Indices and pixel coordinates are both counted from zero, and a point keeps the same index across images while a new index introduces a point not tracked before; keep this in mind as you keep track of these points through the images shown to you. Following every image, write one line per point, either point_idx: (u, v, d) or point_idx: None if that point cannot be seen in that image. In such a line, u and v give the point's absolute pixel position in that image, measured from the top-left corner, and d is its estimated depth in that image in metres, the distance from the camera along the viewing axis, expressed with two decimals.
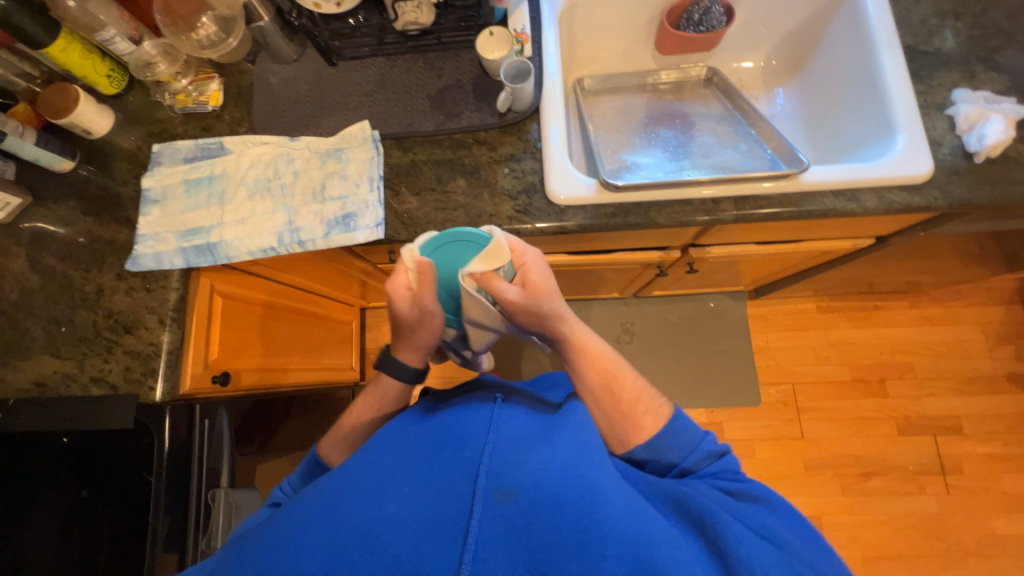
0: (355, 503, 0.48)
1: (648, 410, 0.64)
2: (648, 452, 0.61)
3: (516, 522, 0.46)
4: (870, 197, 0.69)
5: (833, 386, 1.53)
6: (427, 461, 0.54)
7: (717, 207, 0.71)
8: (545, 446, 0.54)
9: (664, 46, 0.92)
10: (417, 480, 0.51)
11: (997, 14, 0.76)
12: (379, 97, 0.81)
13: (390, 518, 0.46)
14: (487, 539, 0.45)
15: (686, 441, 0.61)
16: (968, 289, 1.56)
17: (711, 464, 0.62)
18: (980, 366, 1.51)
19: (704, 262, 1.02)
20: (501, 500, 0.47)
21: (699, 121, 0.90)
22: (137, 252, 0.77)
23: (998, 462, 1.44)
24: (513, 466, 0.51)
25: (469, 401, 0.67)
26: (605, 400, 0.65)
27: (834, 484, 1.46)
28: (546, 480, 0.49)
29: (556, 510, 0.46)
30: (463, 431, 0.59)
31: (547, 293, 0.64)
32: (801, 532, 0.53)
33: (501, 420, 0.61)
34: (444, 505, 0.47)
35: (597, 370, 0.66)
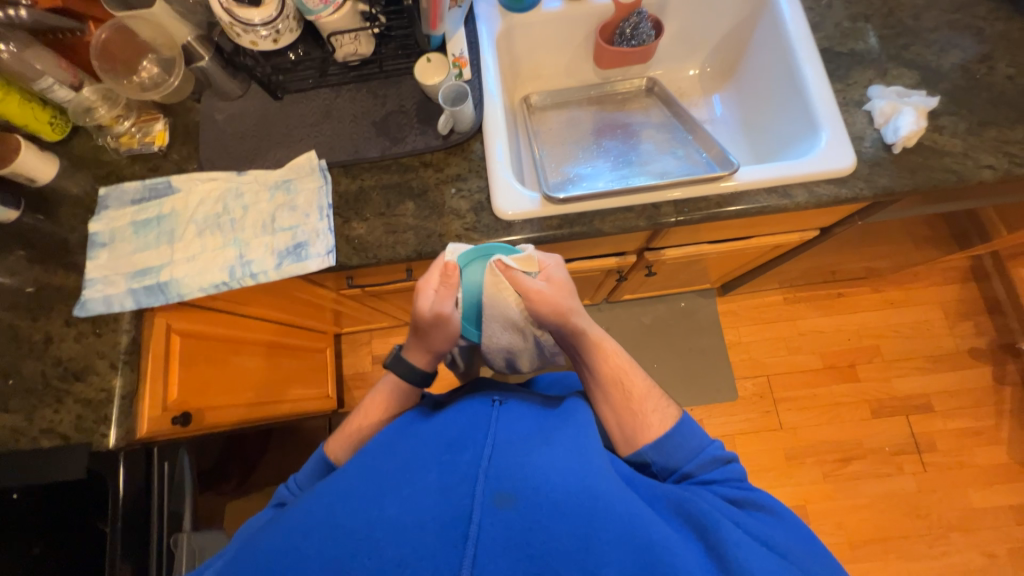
0: (356, 508, 0.49)
1: (657, 408, 0.66)
2: (654, 452, 0.63)
3: (516, 526, 0.46)
4: (800, 192, 0.72)
5: (806, 375, 1.56)
6: (426, 462, 0.54)
7: (657, 212, 0.73)
8: (544, 450, 0.55)
9: (601, 63, 0.95)
10: (417, 483, 0.51)
11: (904, 14, 0.81)
12: (325, 127, 0.82)
13: (392, 521, 0.47)
14: (487, 542, 0.45)
15: (690, 442, 0.63)
16: (925, 270, 1.62)
17: (716, 470, 0.62)
18: (944, 344, 1.56)
19: (662, 265, 1.05)
20: (502, 504, 0.48)
21: (641, 129, 0.93)
22: (86, 297, 0.76)
23: (970, 436, 1.48)
24: (514, 469, 0.52)
25: (466, 402, 0.68)
26: (617, 397, 0.66)
27: (815, 472, 1.48)
28: (546, 484, 0.50)
29: (557, 514, 0.47)
30: (462, 433, 0.59)
31: (568, 292, 0.66)
32: (803, 543, 0.55)
33: (500, 420, 0.61)
34: (445, 506, 0.48)
35: (609, 366, 0.68)
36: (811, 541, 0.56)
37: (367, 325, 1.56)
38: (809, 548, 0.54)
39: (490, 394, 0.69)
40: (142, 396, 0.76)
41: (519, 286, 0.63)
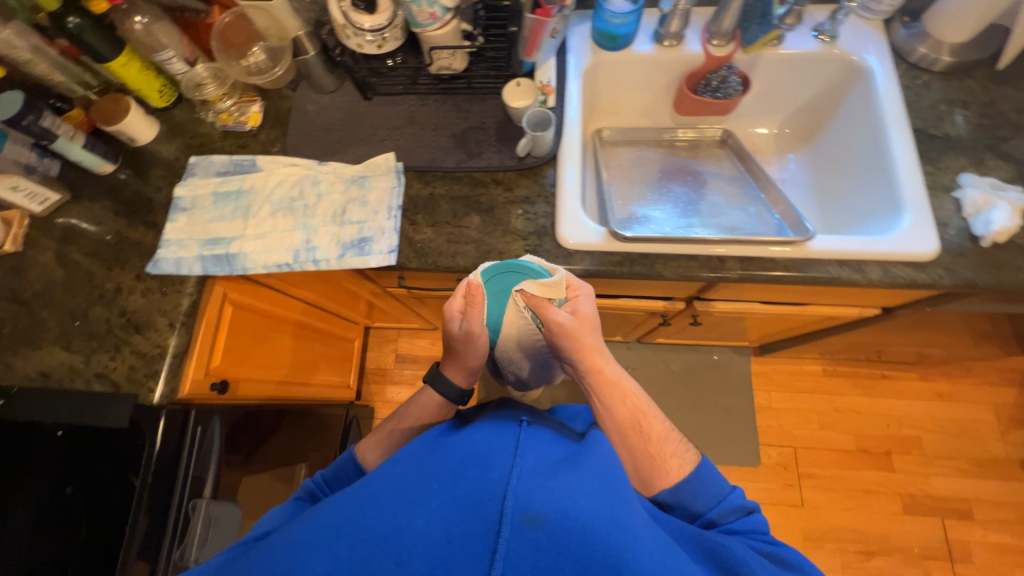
0: (379, 513, 0.46)
1: (676, 453, 0.65)
2: (673, 498, 0.62)
3: (545, 551, 0.42)
4: (875, 269, 0.70)
5: (836, 454, 1.48)
6: (450, 472, 0.51)
7: (722, 265, 0.72)
8: (575, 474, 0.50)
9: (681, 108, 0.96)
10: (441, 495, 0.47)
11: (1006, 106, 0.79)
12: (406, 131, 0.85)
13: (417, 535, 0.44)
14: (514, 567, 0.41)
15: (715, 491, 0.62)
16: (979, 366, 1.53)
17: (738, 520, 0.61)
18: (992, 449, 1.46)
19: (708, 316, 1.03)
20: (531, 527, 0.44)
21: (711, 179, 0.93)
22: (160, 256, 0.81)
23: (1011, 554, 1.37)
24: (544, 489, 0.47)
25: (499, 417, 0.64)
26: (633, 440, 0.64)
27: (833, 560, 1.39)
28: (580, 511, 0.45)
29: (589, 544, 0.42)
30: (487, 445, 0.55)
31: (592, 326, 0.66)
32: None
33: (528, 437, 0.57)
34: (470, 523, 0.44)
35: (626, 408, 0.66)
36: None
37: (397, 323, 1.58)
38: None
39: (518, 414, 0.65)
40: (190, 358, 0.79)
41: (542, 313, 0.63)
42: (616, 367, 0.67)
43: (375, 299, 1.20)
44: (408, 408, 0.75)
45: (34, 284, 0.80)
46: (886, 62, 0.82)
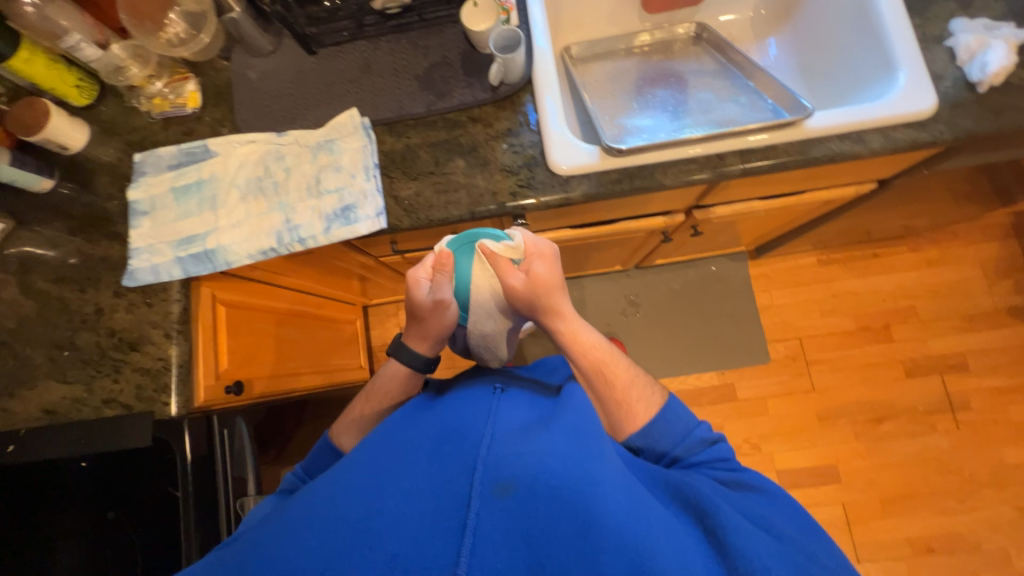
0: (354, 500, 0.48)
1: (641, 396, 0.67)
2: (641, 439, 0.64)
3: (516, 514, 0.45)
4: (876, 136, 0.68)
5: (840, 336, 1.55)
6: (424, 453, 0.54)
7: (722, 162, 0.70)
8: (544, 437, 0.54)
9: (651, 5, 0.89)
10: (416, 474, 0.50)
11: None
12: (364, 82, 0.78)
13: (390, 513, 0.46)
14: (487, 532, 0.44)
15: (680, 429, 0.64)
16: (964, 228, 1.57)
17: (703, 451, 0.63)
18: (981, 303, 1.53)
19: (706, 224, 1.02)
20: (500, 493, 0.47)
21: (693, 78, 0.88)
22: (134, 266, 0.75)
23: (1005, 394, 1.47)
24: (512, 456, 0.51)
25: (468, 392, 0.69)
26: (600, 388, 0.67)
27: (847, 432, 1.49)
28: (546, 469, 0.49)
29: (555, 502, 0.46)
30: (460, 420, 0.60)
31: (552, 285, 0.67)
32: (798, 521, 0.55)
33: (500, 408, 0.62)
34: (442, 497, 0.47)
35: (589, 360, 0.68)
36: (804, 519, 0.56)
37: (394, 296, 1.55)
38: (802, 527, 0.54)
39: (490, 383, 0.71)
40: (198, 365, 0.76)
41: (500, 275, 0.68)
42: (578, 319, 0.70)
43: (367, 275, 1.16)
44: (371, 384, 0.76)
45: (6, 323, 0.75)
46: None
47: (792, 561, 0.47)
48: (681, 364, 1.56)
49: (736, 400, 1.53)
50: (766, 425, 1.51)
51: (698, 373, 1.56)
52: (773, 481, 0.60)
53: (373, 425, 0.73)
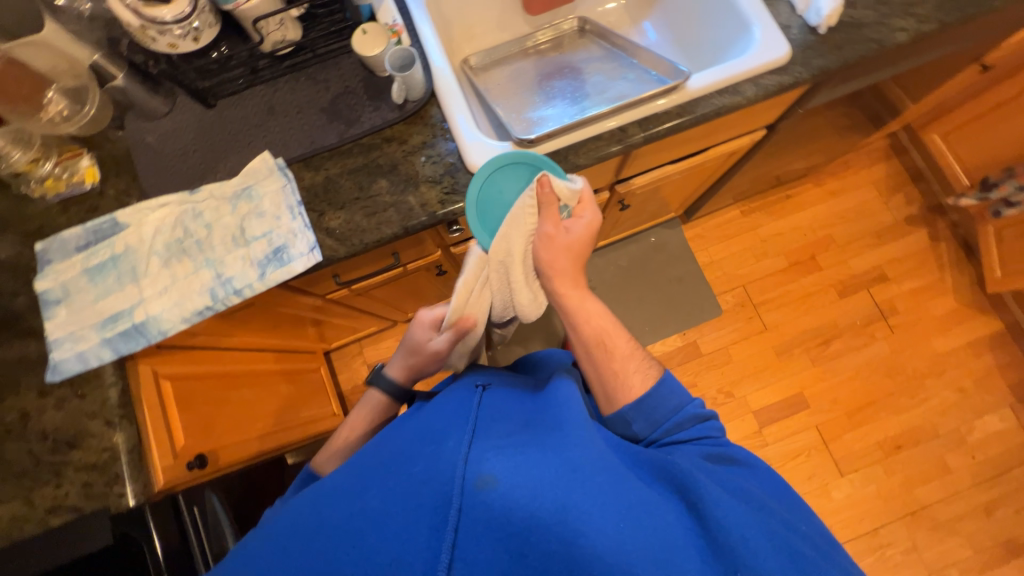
0: (338, 505, 0.51)
1: (639, 369, 0.67)
2: (635, 411, 0.64)
3: (495, 505, 0.47)
4: (748, 86, 0.77)
5: (777, 275, 1.68)
6: (410, 454, 0.56)
7: (625, 134, 0.76)
8: (528, 433, 0.55)
9: (532, 7, 0.96)
10: (400, 477, 0.53)
11: None
12: (271, 125, 0.78)
13: (373, 514, 0.49)
14: (469, 526, 0.47)
15: (672, 403, 0.64)
16: (853, 157, 1.76)
17: (694, 427, 0.64)
18: (883, 219, 1.71)
19: (633, 197, 1.09)
20: (482, 487, 0.48)
21: (585, 66, 0.95)
22: (56, 359, 0.69)
23: (923, 293, 1.65)
24: (495, 452, 0.51)
25: (454, 389, 0.69)
26: (597, 353, 0.68)
27: (803, 360, 1.61)
28: (526, 464, 0.50)
29: (534, 490, 0.47)
30: (446, 419, 0.61)
31: (580, 248, 0.68)
32: (775, 491, 0.59)
33: (484, 402, 0.63)
34: (427, 497, 0.50)
35: (593, 327, 0.69)
36: (785, 492, 0.59)
37: (356, 335, 1.52)
38: (781, 497, 0.58)
39: (473, 378, 0.72)
40: (150, 447, 0.71)
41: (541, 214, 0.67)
42: (582, 289, 0.70)
43: (320, 317, 1.14)
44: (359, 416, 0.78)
45: None
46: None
47: (771, 532, 0.48)
48: (644, 334, 1.63)
49: (701, 356, 1.62)
50: (734, 372, 1.61)
51: (662, 339, 1.63)
52: (756, 456, 0.63)
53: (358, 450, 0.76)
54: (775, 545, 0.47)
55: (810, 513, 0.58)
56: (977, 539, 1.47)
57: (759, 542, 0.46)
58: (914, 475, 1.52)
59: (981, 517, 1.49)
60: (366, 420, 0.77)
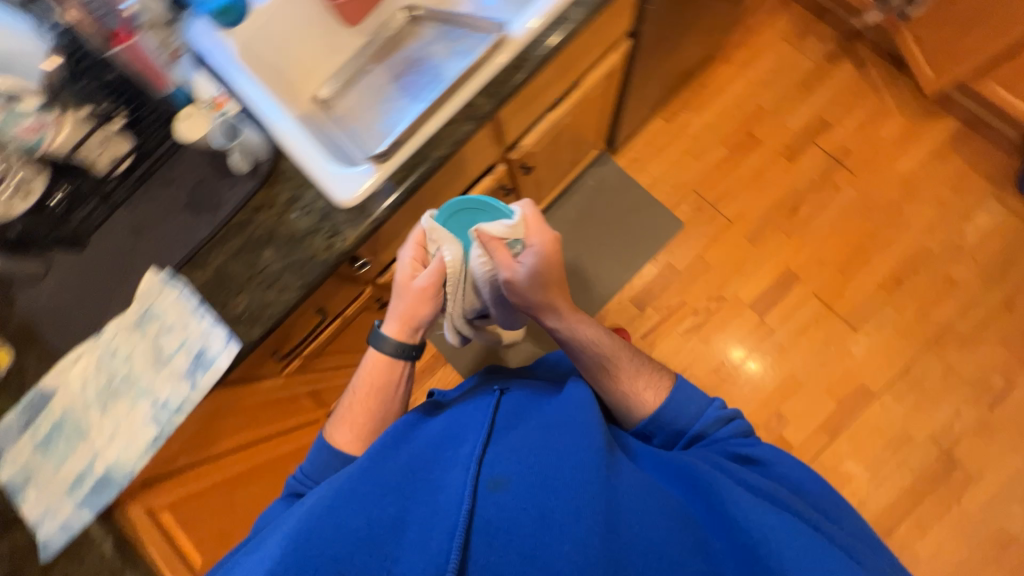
0: (354, 509, 0.57)
1: (650, 385, 0.80)
2: (653, 425, 0.78)
3: (507, 506, 0.56)
4: (574, 10, 0.74)
5: (722, 166, 1.64)
6: (433, 463, 0.65)
7: (475, 108, 0.74)
8: (542, 436, 0.64)
9: (351, 19, 0.93)
10: (423, 486, 0.62)
11: None
12: (146, 241, 0.77)
13: (393, 519, 0.57)
14: (482, 524, 0.55)
15: (695, 413, 0.77)
16: (751, 20, 1.69)
17: (721, 428, 0.76)
18: (804, 67, 1.65)
19: (535, 157, 1.08)
20: (494, 488, 0.58)
21: (426, 54, 0.93)
22: (42, 538, 0.71)
23: (870, 122, 1.60)
24: (512, 460, 0.61)
25: (473, 398, 0.79)
26: (602, 377, 0.81)
27: (778, 236, 1.58)
28: (539, 470, 0.59)
29: (552, 490, 0.57)
30: (463, 427, 0.71)
31: (547, 285, 0.80)
32: (801, 482, 0.68)
33: (497, 407, 0.73)
34: (447, 502, 0.58)
35: (592, 356, 0.81)
36: (812, 486, 0.68)
37: None
38: (803, 488, 0.68)
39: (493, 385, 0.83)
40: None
41: (493, 254, 0.81)
42: (579, 321, 0.83)
43: (299, 389, 1.15)
44: (363, 378, 0.81)
45: None
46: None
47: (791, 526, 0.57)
48: (618, 275, 1.61)
49: (680, 273, 1.60)
50: (717, 275, 1.59)
51: (637, 273, 1.62)
52: (783, 450, 0.72)
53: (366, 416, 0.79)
54: (798, 543, 0.55)
55: (834, 495, 0.69)
56: (1007, 336, 1.45)
57: (780, 537, 0.55)
58: (926, 301, 1.50)
59: (1003, 314, 1.46)
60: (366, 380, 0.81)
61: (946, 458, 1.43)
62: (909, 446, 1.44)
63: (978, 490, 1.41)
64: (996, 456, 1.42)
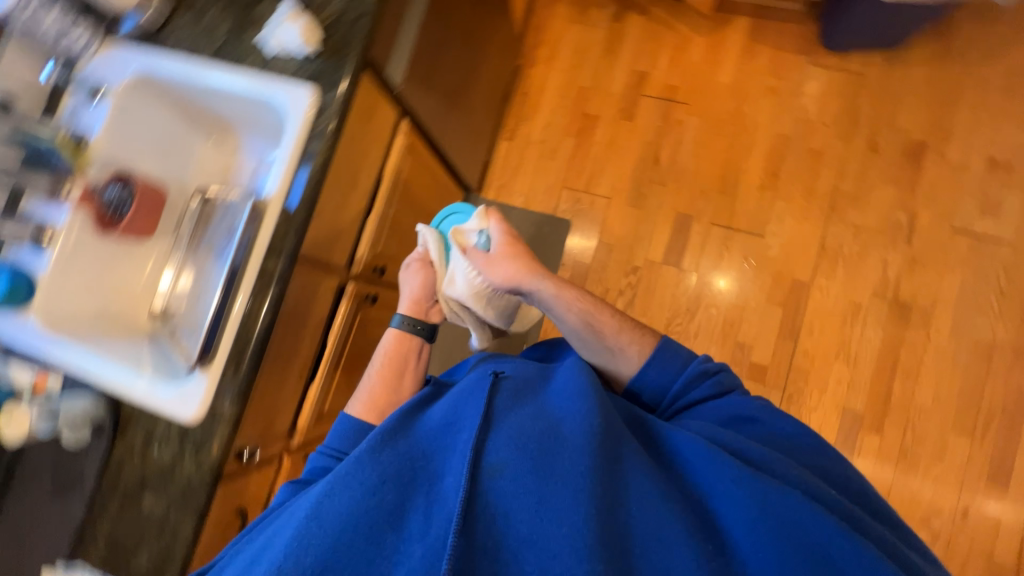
0: (355, 502, 0.61)
1: (637, 342, 0.82)
2: (641, 384, 0.80)
3: (505, 493, 0.60)
4: (313, 144, 0.77)
5: (576, 153, 1.69)
6: (440, 452, 0.67)
7: (270, 272, 0.76)
8: (542, 424, 0.65)
9: (144, 233, 0.91)
10: (424, 478, 0.64)
11: None
12: (29, 550, 0.75)
13: (389, 509, 0.61)
14: (479, 512, 0.59)
15: (677, 364, 0.79)
16: (534, 19, 1.78)
17: (707, 384, 0.78)
18: (598, 35, 1.73)
19: (384, 256, 1.10)
20: (492, 479, 0.61)
21: (227, 229, 0.90)
22: None
23: (678, 54, 1.68)
24: (515, 453, 0.62)
25: (472, 373, 0.79)
26: (589, 336, 0.83)
27: (655, 189, 1.63)
28: (543, 463, 0.61)
29: (546, 480, 0.60)
30: (463, 409, 0.71)
31: (526, 259, 0.89)
32: (789, 439, 0.69)
33: (501, 389, 0.71)
34: (449, 496, 0.61)
35: (577, 314, 0.83)
36: (802, 444, 0.69)
37: None
38: (793, 447, 0.68)
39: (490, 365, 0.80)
40: None
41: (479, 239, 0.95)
42: (562, 288, 0.86)
43: None
44: (383, 355, 0.92)
45: None
46: (184, 51, 0.86)
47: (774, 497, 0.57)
48: None
49: (590, 264, 1.62)
50: (623, 250, 1.62)
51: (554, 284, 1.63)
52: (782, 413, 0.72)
53: (384, 391, 0.88)
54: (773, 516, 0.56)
55: (828, 451, 0.69)
56: (887, 174, 1.52)
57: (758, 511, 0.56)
58: (805, 180, 1.55)
59: (874, 157, 1.53)
60: (385, 357, 0.91)
61: (898, 306, 1.47)
62: (861, 312, 1.48)
63: (939, 320, 1.45)
64: (937, 281, 1.46)
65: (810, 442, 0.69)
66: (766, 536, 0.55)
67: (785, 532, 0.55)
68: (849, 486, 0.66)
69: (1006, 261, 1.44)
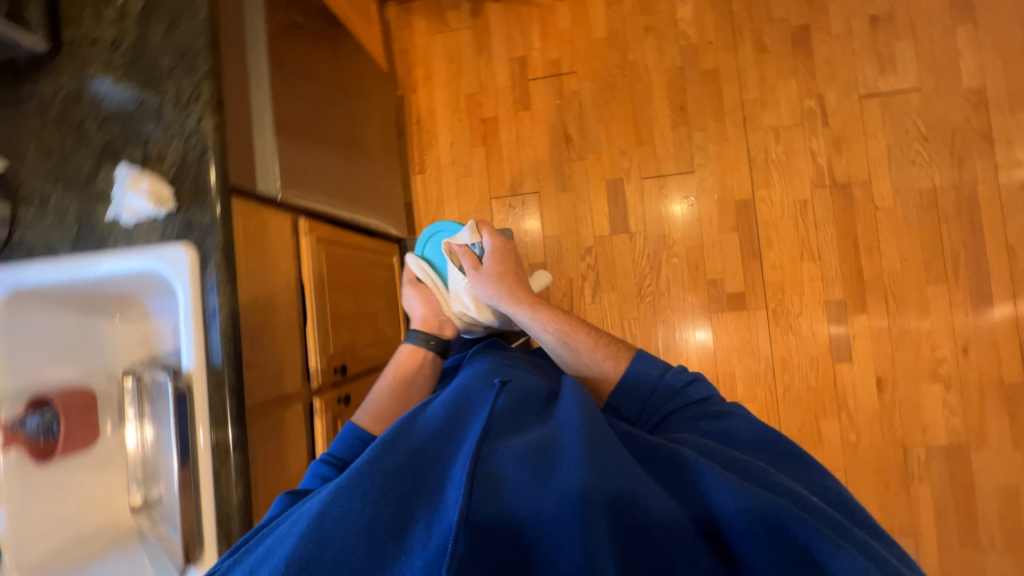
0: (352, 516, 0.54)
1: (613, 356, 0.89)
2: (621, 399, 0.84)
3: (503, 503, 0.55)
4: (212, 300, 0.73)
5: (490, 161, 1.65)
6: (442, 459, 0.61)
7: (224, 442, 0.74)
8: (546, 432, 0.62)
9: (87, 439, 0.88)
10: (422, 489, 0.58)
11: (44, 158, 0.77)
12: None
13: (386, 522, 0.54)
14: (477, 522, 0.53)
15: (655, 371, 0.85)
16: (397, 43, 1.71)
17: (685, 395, 0.83)
18: (465, 37, 1.67)
19: (340, 353, 1.05)
20: (493, 488, 0.55)
21: (162, 409, 0.85)
22: None
23: (548, 25, 1.63)
24: (521, 459, 0.58)
25: (472, 383, 0.75)
26: (565, 347, 0.91)
27: (578, 166, 1.60)
28: (546, 468, 0.57)
29: (549, 486, 0.55)
30: (471, 416, 0.66)
31: (510, 277, 0.96)
32: (762, 446, 0.69)
33: (504, 398, 0.68)
34: (450, 504, 0.55)
35: (553, 329, 0.92)
36: (776, 449, 0.68)
37: None
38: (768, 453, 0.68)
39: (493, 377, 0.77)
40: None
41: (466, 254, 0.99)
42: (539, 307, 0.93)
43: None
44: (396, 368, 0.97)
45: None
46: (35, 254, 0.78)
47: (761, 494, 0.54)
48: None
49: (545, 262, 1.61)
50: (570, 236, 1.60)
51: None
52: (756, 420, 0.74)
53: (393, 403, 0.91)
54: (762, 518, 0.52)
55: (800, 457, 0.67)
56: (785, 68, 1.51)
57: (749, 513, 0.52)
58: (713, 103, 1.54)
59: (767, 56, 1.52)
60: (394, 371, 0.96)
61: (839, 189, 1.49)
62: (808, 208, 1.50)
63: (880, 187, 1.47)
64: (866, 152, 1.48)
65: (791, 447, 0.69)
66: (780, 549, 0.50)
67: (788, 541, 0.50)
68: (825, 491, 0.63)
69: (920, 108, 1.45)
